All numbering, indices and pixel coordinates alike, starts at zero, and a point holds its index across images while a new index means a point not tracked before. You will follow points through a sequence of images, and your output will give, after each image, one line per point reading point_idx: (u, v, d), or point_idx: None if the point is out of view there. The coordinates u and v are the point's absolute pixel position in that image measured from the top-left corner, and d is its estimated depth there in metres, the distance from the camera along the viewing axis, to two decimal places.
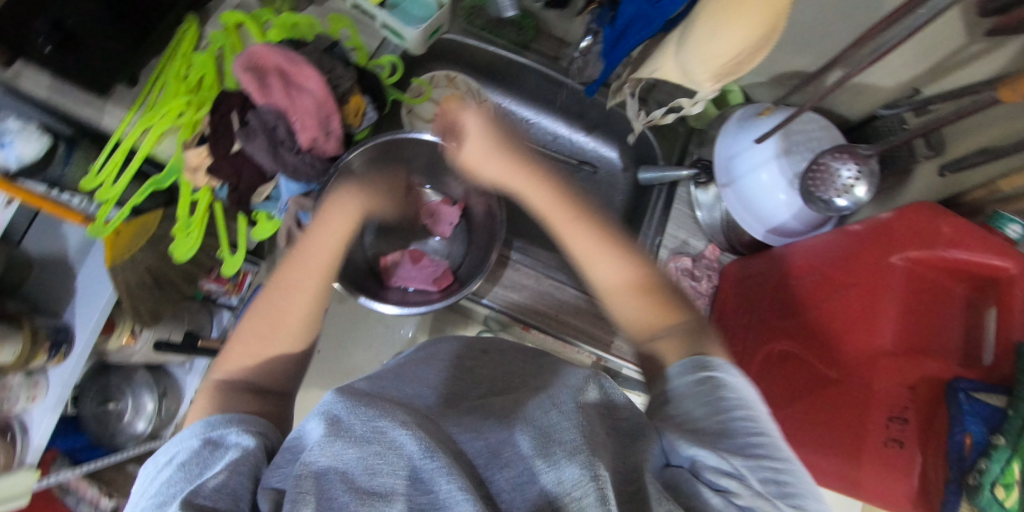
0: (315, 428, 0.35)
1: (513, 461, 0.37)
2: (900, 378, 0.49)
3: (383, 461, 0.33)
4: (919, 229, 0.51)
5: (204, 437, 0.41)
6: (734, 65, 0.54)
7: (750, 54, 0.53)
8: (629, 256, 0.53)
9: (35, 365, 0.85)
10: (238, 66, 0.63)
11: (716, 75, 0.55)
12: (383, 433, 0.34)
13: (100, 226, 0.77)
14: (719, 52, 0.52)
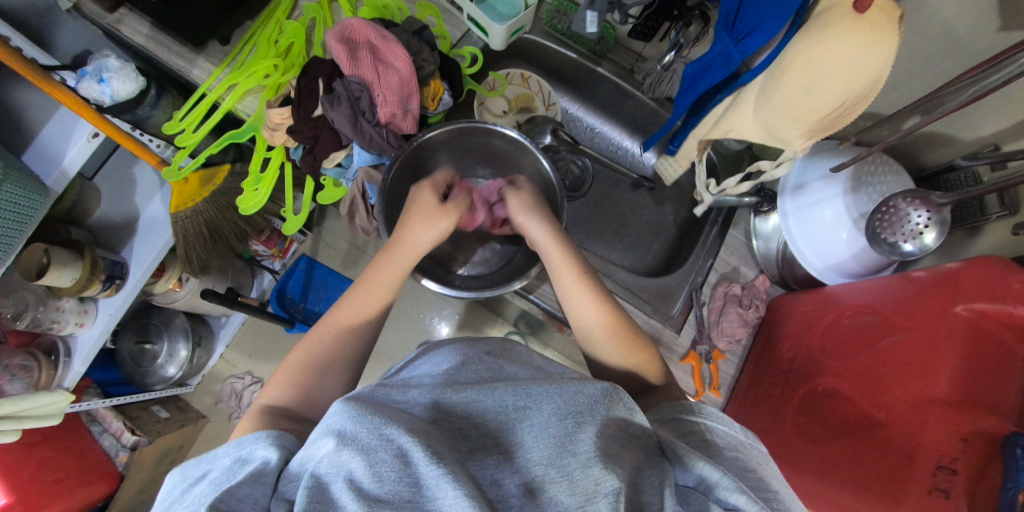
0: (324, 438, 0.37)
1: (523, 467, 0.39)
2: (953, 428, 0.47)
3: (389, 470, 0.36)
4: (989, 281, 0.50)
5: (235, 454, 0.42)
6: (832, 120, 0.53)
7: (847, 108, 0.52)
8: (598, 297, 0.60)
9: (88, 293, 0.88)
10: (332, 37, 0.67)
11: (807, 131, 0.55)
12: (389, 441, 0.37)
13: (174, 171, 0.81)
14: (816, 105, 0.51)
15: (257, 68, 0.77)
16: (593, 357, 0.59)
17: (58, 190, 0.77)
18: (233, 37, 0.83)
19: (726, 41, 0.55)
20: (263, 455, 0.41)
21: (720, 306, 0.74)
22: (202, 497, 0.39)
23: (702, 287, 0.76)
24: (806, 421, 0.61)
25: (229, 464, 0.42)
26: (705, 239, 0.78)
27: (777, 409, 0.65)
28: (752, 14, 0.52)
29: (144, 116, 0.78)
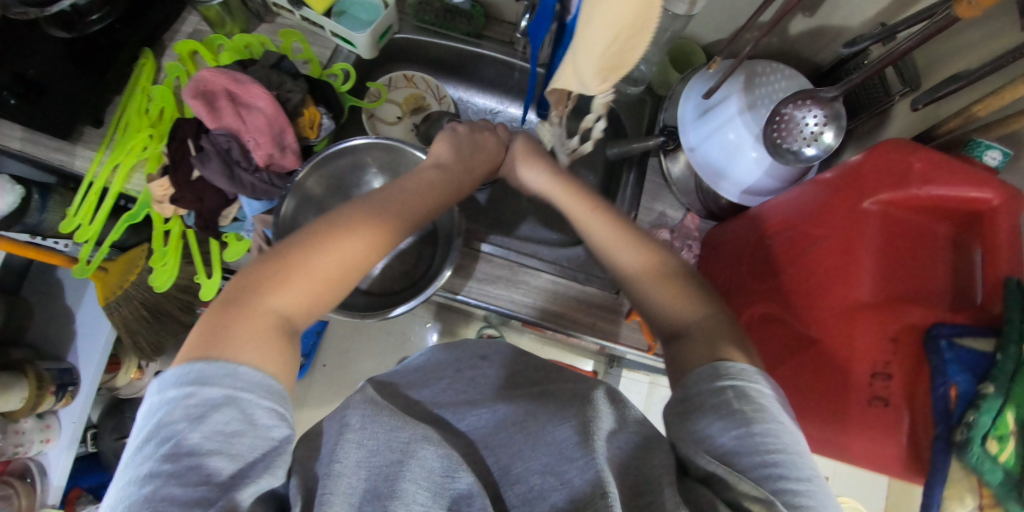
0: (347, 436, 0.40)
1: (522, 477, 0.42)
2: (881, 331, 0.46)
3: (405, 472, 0.38)
4: (890, 168, 0.48)
5: (233, 392, 0.38)
6: (619, 56, 0.43)
7: (625, 41, 0.41)
8: (649, 245, 0.54)
9: (44, 408, 0.87)
10: (187, 93, 0.63)
11: (601, 71, 0.45)
12: (407, 448, 0.40)
13: (83, 266, 0.79)
14: (596, 37, 0.41)
15: (133, 142, 0.75)
16: (637, 309, 0.52)
17: None
18: (105, 116, 0.80)
19: None
20: (272, 423, 0.38)
21: None
22: (194, 445, 0.35)
23: None
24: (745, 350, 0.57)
25: (224, 407, 0.37)
26: (626, 191, 0.75)
27: None
28: None
29: (36, 222, 0.76)
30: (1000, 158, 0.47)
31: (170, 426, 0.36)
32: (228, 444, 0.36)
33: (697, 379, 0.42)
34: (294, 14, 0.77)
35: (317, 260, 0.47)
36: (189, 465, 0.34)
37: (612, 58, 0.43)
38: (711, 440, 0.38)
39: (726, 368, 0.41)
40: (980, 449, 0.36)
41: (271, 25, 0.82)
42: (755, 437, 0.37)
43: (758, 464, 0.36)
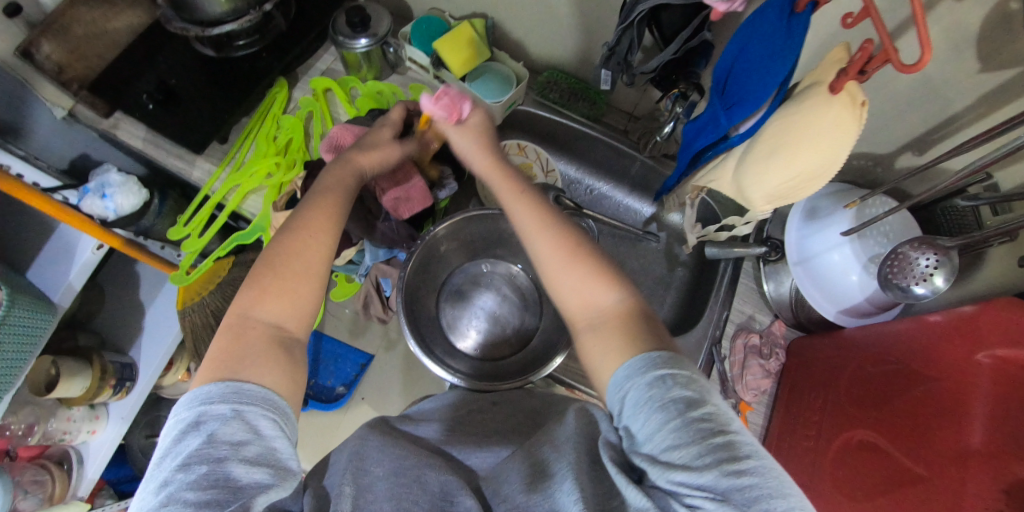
0: (353, 462, 0.48)
1: (506, 494, 0.47)
2: (992, 482, 0.47)
3: (407, 490, 0.46)
4: (1006, 326, 0.52)
5: (233, 407, 0.41)
6: (793, 189, 0.53)
7: (806, 178, 0.51)
8: (564, 227, 0.55)
9: (98, 400, 0.86)
10: (321, 149, 0.70)
11: (769, 195, 0.54)
12: (410, 471, 0.48)
13: (182, 275, 0.80)
14: (780, 167, 0.51)
15: (258, 168, 0.77)
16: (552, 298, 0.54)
17: (65, 305, 0.75)
18: (231, 135, 0.83)
19: (717, 106, 0.57)
20: (275, 434, 0.41)
21: (741, 358, 0.74)
22: (206, 454, 0.38)
23: (722, 340, 0.76)
24: (841, 475, 0.61)
25: (232, 420, 0.40)
26: (719, 289, 0.78)
27: (811, 463, 0.65)
28: (739, 86, 0.54)
29: (148, 225, 0.78)
30: None
31: (184, 440, 0.39)
32: (241, 446, 0.39)
33: (620, 386, 0.43)
34: (430, 72, 0.83)
35: (293, 251, 0.51)
36: (215, 461, 0.38)
37: (786, 188, 0.53)
38: (650, 443, 0.39)
39: (638, 365, 0.43)
40: None
41: (402, 76, 0.87)
42: (690, 430, 0.38)
43: (695, 456, 0.37)
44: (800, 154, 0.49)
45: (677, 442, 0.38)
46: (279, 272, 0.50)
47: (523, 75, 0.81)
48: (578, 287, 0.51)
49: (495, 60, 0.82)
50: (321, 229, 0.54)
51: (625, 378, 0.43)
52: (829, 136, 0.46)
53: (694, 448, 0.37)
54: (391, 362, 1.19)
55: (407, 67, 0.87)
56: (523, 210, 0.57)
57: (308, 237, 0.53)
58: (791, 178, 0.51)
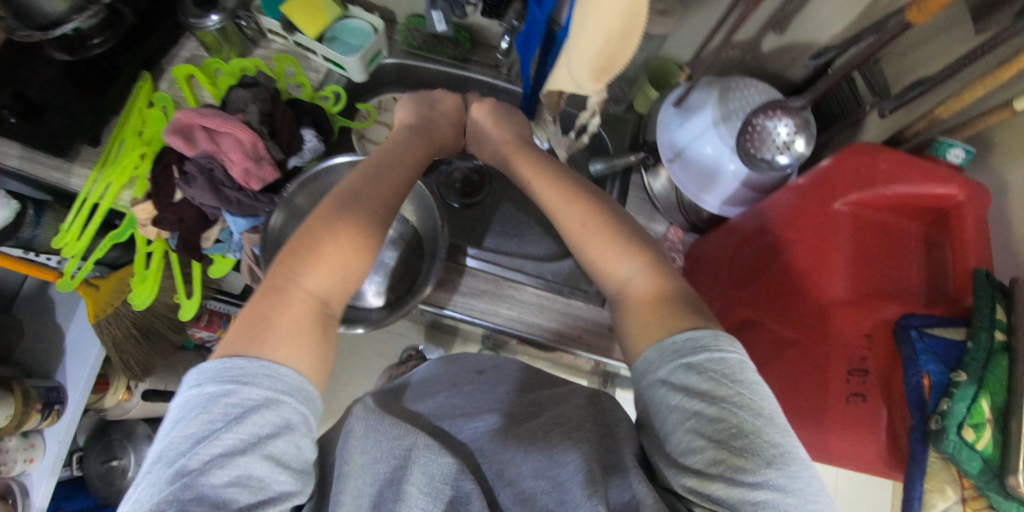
0: (355, 443, 0.42)
1: (514, 479, 0.44)
2: (856, 327, 0.45)
3: (410, 477, 0.40)
4: (858, 169, 0.48)
5: (268, 393, 0.39)
6: (611, 56, 0.50)
7: (621, 45, 0.49)
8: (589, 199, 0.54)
9: (28, 427, 0.85)
10: (166, 132, 0.67)
11: (594, 71, 0.52)
12: (409, 452, 0.41)
13: (69, 280, 0.80)
14: (590, 40, 0.49)
15: (125, 162, 0.77)
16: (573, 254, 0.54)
17: None
18: (103, 136, 0.83)
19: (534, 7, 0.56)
20: (303, 430, 0.39)
21: None
22: (230, 444, 0.36)
23: None
24: None
25: (264, 407, 0.38)
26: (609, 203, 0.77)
27: None
28: None
29: (29, 237, 0.76)
30: (962, 156, 0.47)
31: (212, 425, 0.36)
32: (268, 443, 0.37)
33: (647, 366, 0.44)
34: (289, 40, 0.81)
35: (330, 233, 0.48)
36: (254, 448, 0.36)
37: (605, 60, 0.50)
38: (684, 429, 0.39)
39: (689, 344, 0.42)
40: (958, 438, 0.36)
41: (266, 50, 0.86)
42: (731, 415, 0.38)
43: (735, 440, 0.37)
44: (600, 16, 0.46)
45: (712, 432, 0.38)
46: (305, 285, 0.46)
47: (379, 26, 0.79)
48: (602, 258, 0.51)
49: (350, 16, 0.80)
50: (351, 243, 0.49)
51: (652, 361, 0.43)
52: None
53: (712, 430, 0.38)
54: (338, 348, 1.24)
55: (269, 40, 0.86)
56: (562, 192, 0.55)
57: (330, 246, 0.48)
58: (602, 45, 0.49)
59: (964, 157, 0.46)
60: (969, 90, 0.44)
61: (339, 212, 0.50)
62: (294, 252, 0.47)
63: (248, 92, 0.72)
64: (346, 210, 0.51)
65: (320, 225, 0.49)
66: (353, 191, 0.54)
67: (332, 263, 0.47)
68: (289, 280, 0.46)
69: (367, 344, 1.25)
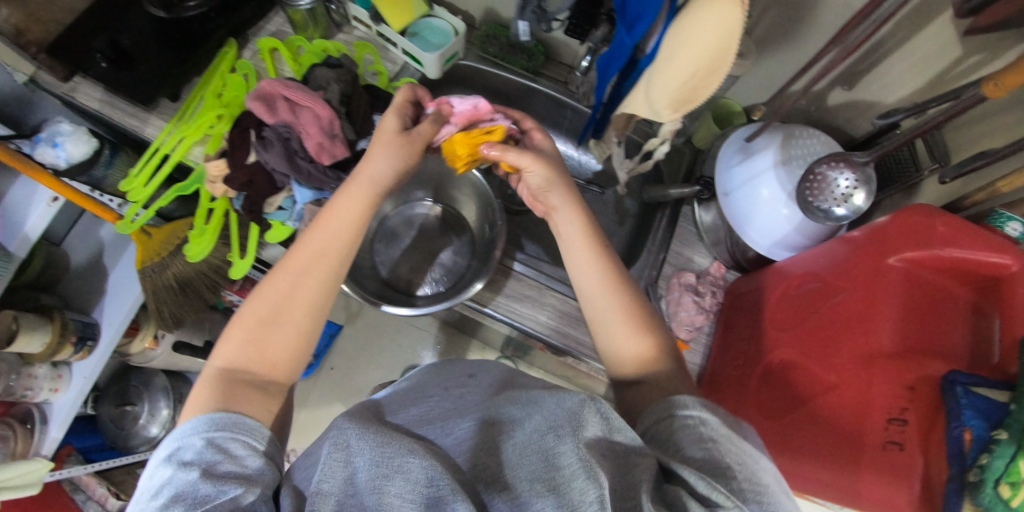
0: (332, 448, 0.39)
1: (509, 485, 0.40)
2: (898, 379, 0.47)
3: (392, 484, 0.37)
4: (914, 230, 0.51)
5: (207, 436, 0.43)
6: (694, 89, 0.53)
7: (704, 78, 0.52)
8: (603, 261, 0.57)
9: (60, 358, 0.87)
10: (250, 98, 0.70)
11: (674, 101, 0.55)
12: (392, 459, 0.38)
13: (128, 224, 0.82)
14: (676, 71, 0.52)
15: (202, 120, 0.80)
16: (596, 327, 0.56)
17: (21, 255, 0.77)
18: (182, 92, 0.86)
19: (621, 30, 0.58)
20: (245, 455, 0.44)
21: (676, 296, 0.74)
22: (180, 477, 0.40)
23: (658, 280, 0.77)
24: (764, 395, 0.60)
25: (205, 446, 0.43)
26: (658, 229, 0.79)
27: (736, 390, 0.64)
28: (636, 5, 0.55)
29: (101, 177, 0.80)
30: (1020, 230, 0.48)
31: (163, 472, 0.41)
32: (212, 465, 0.41)
33: (659, 412, 0.46)
34: (372, 30, 0.85)
35: (295, 273, 0.54)
36: (201, 478, 0.40)
37: (685, 91, 0.53)
38: (684, 457, 0.40)
39: (684, 400, 0.45)
40: (992, 492, 0.37)
41: (348, 36, 0.90)
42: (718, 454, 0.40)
43: (721, 472, 0.39)
44: (691, 48, 0.50)
45: (706, 463, 0.40)
46: (281, 316, 0.52)
47: (460, 28, 0.82)
48: (615, 326, 0.55)
49: (433, 16, 0.84)
50: (312, 279, 0.54)
51: (653, 413, 0.46)
52: (710, 26, 0.48)
53: (715, 465, 0.39)
54: (359, 333, 1.27)
55: (353, 26, 0.90)
56: (599, 271, 0.57)
57: (310, 273, 0.54)
58: (688, 78, 0.52)
59: (1021, 232, 0.48)
60: None
61: (320, 242, 0.56)
62: (252, 309, 0.52)
63: (330, 72, 0.76)
64: (331, 227, 0.57)
65: (297, 256, 0.55)
66: (334, 211, 0.57)
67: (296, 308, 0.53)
68: (270, 310, 0.52)
69: (389, 334, 1.28)
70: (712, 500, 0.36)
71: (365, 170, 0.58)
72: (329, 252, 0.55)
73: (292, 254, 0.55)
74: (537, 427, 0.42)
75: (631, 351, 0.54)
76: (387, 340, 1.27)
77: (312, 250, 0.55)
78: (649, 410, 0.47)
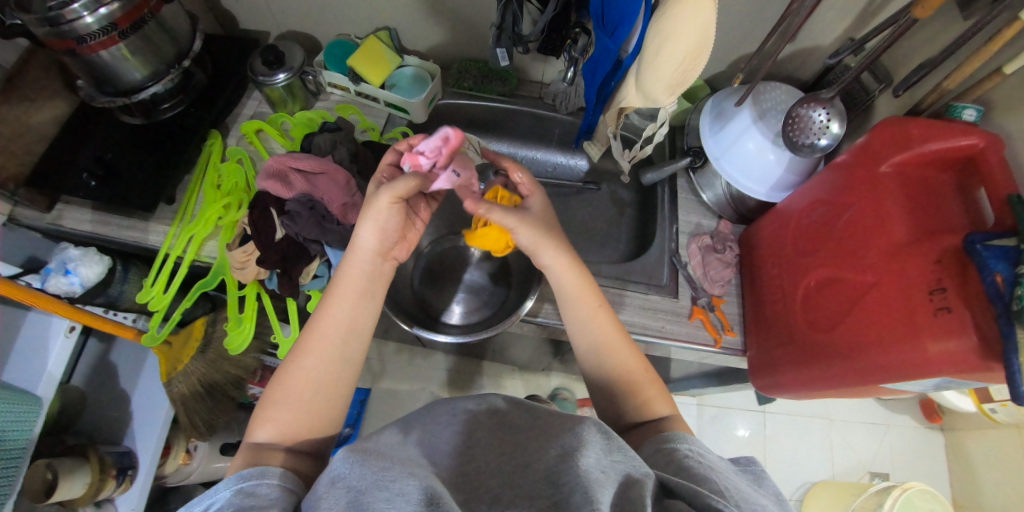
0: (336, 487, 0.41)
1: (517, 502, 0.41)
2: (925, 258, 0.55)
3: (392, 507, 0.39)
4: (894, 138, 0.60)
5: (237, 487, 0.45)
6: (686, 74, 0.60)
7: (694, 63, 0.59)
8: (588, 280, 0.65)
9: (103, 496, 0.82)
10: (261, 176, 0.72)
11: (670, 87, 0.61)
12: (393, 485, 0.40)
13: (154, 335, 0.81)
14: (665, 61, 0.59)
15: (209, 214, 0.79)
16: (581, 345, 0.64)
17: (49, 397, 0.75)
18: (176, 193, 0.85)
19: (603, 37, 0.65)
20: (269, 492, 0.45)
21: (700, 258, 0.81)
22: None
23: (679, 249, 0.83)
24: (812, 314, 0.67)
25: (235, 493, 0.44)
26: (663, 204, 0.86)
27: (785, 322, 0.71)
28: (614, 12, 0.62)
29: (117, 293, 0.78)
30: (975, 114, 0.60)
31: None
32: (236, 506, 0.43)
33: (654, 446, 0.51)
34: (351, 90, 0.89)
35: (308, 358, 0.56)
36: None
37: (679, 77, 0.60)
38: (679, 473, 0.46)
39: (681, 434, 0.51)
40: None
41: (326, 102, 0.93)
42: (709, 470, 0.46)
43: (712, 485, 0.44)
44: (677, 40, 0.57)
45: (697, 474, 0.45)
46: (306, 398, 0.54)
47: (436, 71, 0.88)
48: (607, 334, 0.63)
49: (407, 65, 0.89)
50: (324, 364, 0.56)
51: (647, 449, 0.51)
52: (692, 18, 0.55)
53: (698, 475, 0.45)
54: (389, 391, 1.25)
55: (328, 93, 0.93)
56: (612, 325, 0.63)
57: (331, 355, 0.56)
58: (679, 64, 0.59)
59: (976, 116, 0.60)
60: (971, 60, 0.58)
61: (324, 325, 0.57)
62: (275, 394, 0.55)
63: (332, 135, 0.78)
64: (334, 308, 0.58)
65: (309, 338, 0.57)
66: (341, 291, 0.59)
67: (314, 393, 0.55)
68: (297, 390, 0.54)
69: (419, 383, 1.27)
70: (710, 506, 0.40)
71: (360, 244, 0.60)
72: (343, 333, 0.57)
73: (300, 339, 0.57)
74: (555, 449, 0.44)
75: (628, 383, 0.60)
76: (417, 390, 1.26)
77: (323, 330, 0.57)
78: (644, 447, 0.52)
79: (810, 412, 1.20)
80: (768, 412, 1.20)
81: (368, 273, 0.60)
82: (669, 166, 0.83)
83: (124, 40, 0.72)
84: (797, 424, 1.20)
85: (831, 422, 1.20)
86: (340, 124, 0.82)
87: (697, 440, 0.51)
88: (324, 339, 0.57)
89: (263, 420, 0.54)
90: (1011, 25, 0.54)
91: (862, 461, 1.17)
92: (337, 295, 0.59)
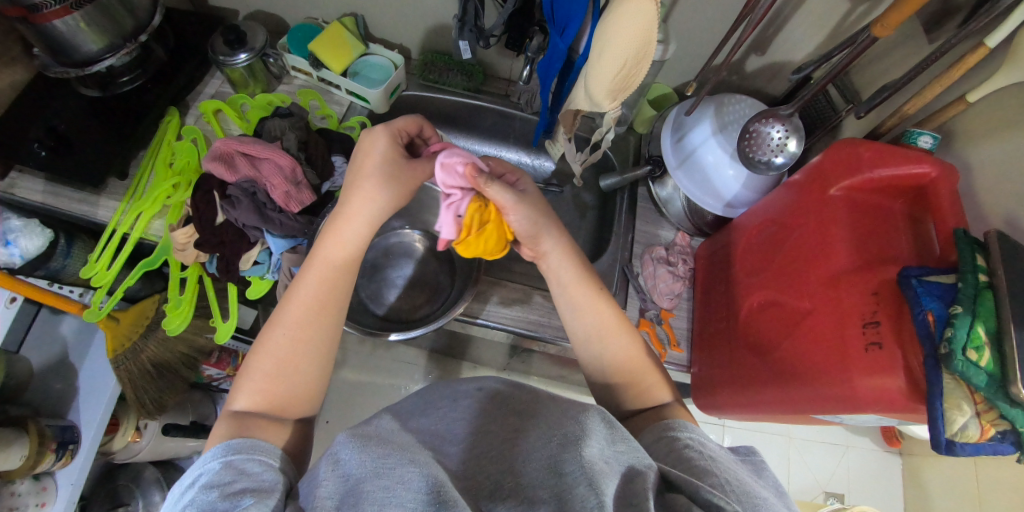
0: (331, 470, 0.37)
1: (516, 491, 0.37)
2: (862, 288, 0.52)
3: (391, 495, 0.34)
4: (844, 159, 0.57)
5: (225, 459, 0.42)
6: (628, 77, 0.58)
7: (635, 66, 0.57)
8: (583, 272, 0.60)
9: (41, 469, 0.81)
10: (206, 158, 0.70)
11: (612, 91, 0.59)
12: (393, 469, 0.36)
13: (95, 310, 0.79)
14: (608, 63, 0.56)
15: (157, 192, 0.78)
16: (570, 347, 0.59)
17: None
18: (129, 170, 0.83)
19: (553, 36, 0.62)
20: (262, 471, 0.42)
21: (652, 270, 0.79)
22: (196, 498, 0.38)
23: (632, 259, 0.81)
24: (753, 336, 0.64)
25: (224, 468, 0.41)
26: (621, 213, 0.84)
27: (728, 341, 0.69)
28: (563, 10, 0.59)
29: (59, 267, 0.78)
30: (932, 142, 0.57)
31: (186, 495, 0.40)
32: (227, 483, 0.40)
33: (655, 435, 0.47)
34: (313, 76, 0.87)
35: (298, 328, 0.52)
36: (220, 497, 0.38)
37: (620, 80, 0.58)
38: (683, 464, 0.42)
39: (682, 421, 0.47)
40: (963, 357, 0.42)
41: (289, 86, 0.92)
42: (716, 463, 0.41)
43: (717, 482, 0.39)
44: (618, 42, 0.54)
45: (705, 469, 0.40)
46: (296, 368, 0.51)
47: (399, 61, 0.86)
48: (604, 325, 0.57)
49: (371, 53, 0.87)
50: (315, 336, 0.52)
51: (649, 437, 0.47)
52: (630, 20, 0.53)
53: (699, 468, 0.41)
54: (350, 379, 1.25)
55: (292, 77, 0.92)
56: (613, 312, 0.58)
57: (312, 326, 0.52)
58: (621, 70, 0.57)
59: (932, 143, 0.57)
60: (932, 86, 0.55)
61: (313, 292, 0.53)
62: (261, 361, 0.50)
63: (282, 121, 0.77)
64: (325, 278, 0.54)
65: (291, 305, 0.53)
66: (319, 261, 0.55)
67: (306, 363, 0.51)
68: (283, 361, 0.50)
69: (381, 372, 1.27)
70: (710, 501, 0.36)
71: (358, 208, 0.56)
72: (330, 302, 0.54)
73: (282, 305, 0.53)
74: (544, 435, 0.40)
75: (627, 374, 0.55)
76: (377, 380, 1.26)
77: (308, 297, 0.53)
78: (648, 431, 0.48)
79: (770, 429, 1.19)
80: (727, 426, 1.19)
81: (351, 245, 0.56)
82: (622, 173, 0.81)
83: (79, 11, 0.70)
84: (756, 439, 1.19)
85: (791, 439, 1.18)
86: (294, 109, 0.81)
87: (700, 431, 0.47)
88: (312, 308, 0.53)
89: (248, 386, 0.50)
90: (973, 52, 0.51)
91: (819, 481, 1.15)
92: (328, 262, 0.55)
